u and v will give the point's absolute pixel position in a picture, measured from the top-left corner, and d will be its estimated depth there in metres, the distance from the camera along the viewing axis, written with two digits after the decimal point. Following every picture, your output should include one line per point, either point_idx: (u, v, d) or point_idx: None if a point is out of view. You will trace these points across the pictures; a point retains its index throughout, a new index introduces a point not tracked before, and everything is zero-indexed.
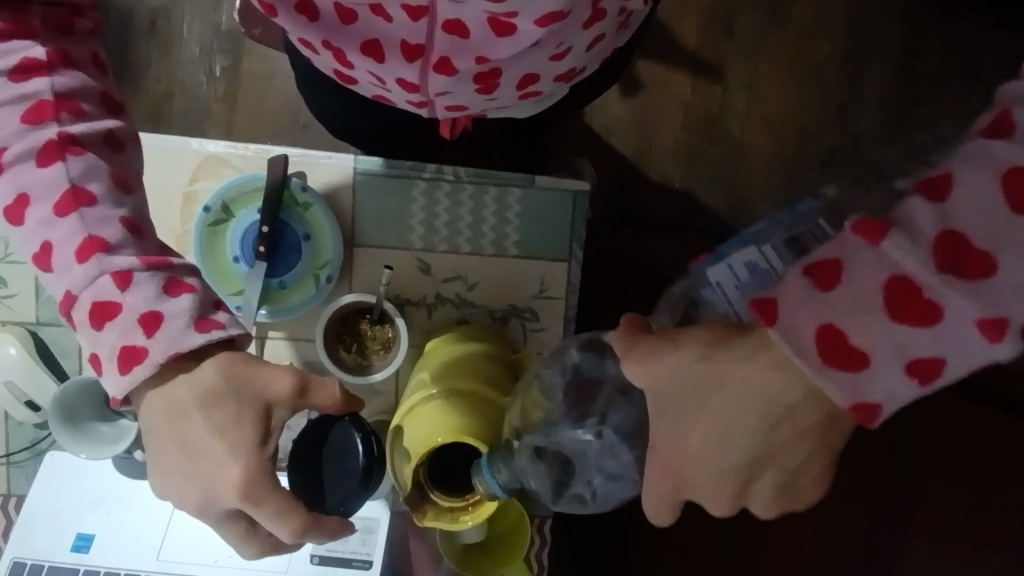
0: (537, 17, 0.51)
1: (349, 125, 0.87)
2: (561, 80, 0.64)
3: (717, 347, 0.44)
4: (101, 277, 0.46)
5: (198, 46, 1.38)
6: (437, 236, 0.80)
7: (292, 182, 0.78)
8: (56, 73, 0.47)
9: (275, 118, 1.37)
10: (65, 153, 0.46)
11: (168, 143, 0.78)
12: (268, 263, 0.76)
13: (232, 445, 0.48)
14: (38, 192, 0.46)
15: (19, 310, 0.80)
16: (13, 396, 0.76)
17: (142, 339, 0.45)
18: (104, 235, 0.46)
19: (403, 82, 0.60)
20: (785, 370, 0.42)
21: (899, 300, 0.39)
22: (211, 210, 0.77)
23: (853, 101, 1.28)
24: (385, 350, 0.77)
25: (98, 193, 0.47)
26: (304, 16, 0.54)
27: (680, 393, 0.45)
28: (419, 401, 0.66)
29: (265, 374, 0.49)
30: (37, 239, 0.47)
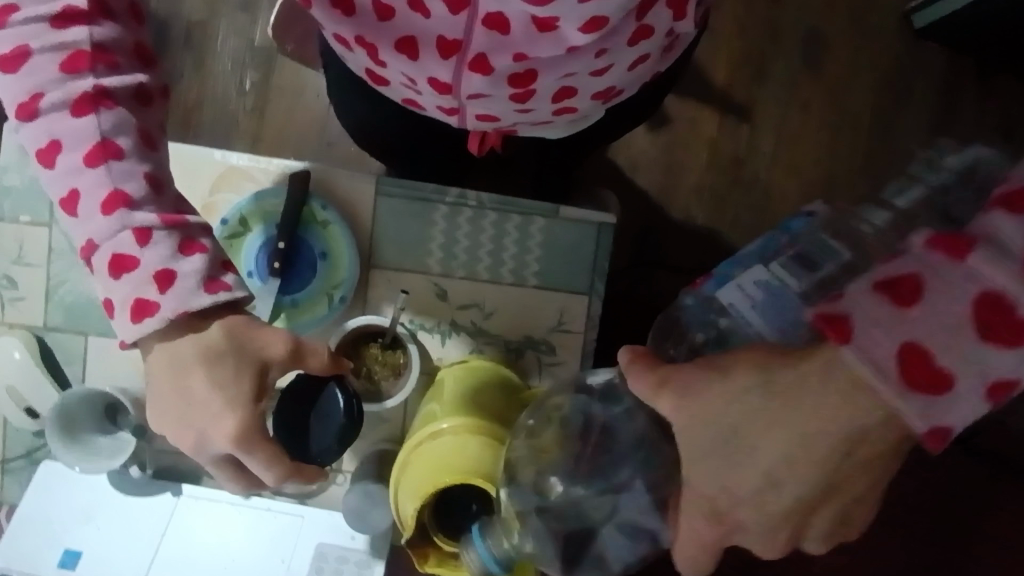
0: (580, 25, 0.50)
1: (377, 134, 0.85)
2: (598, 99, 0.63)
3: (774, 367, 0.40)
4: (122, 232, 0.46)
5: (231, 61, 1.39)
6: (456, 261, 0.78)
7: (313, 200, 0.76)
8: (94, 24, 0.45)
9: (302, 136, 1.38)
10: (97, 106, 0.45)
11: (191, 151, 0.77)
12: (282, 279, 0.75)
13: (228, 400, 0.48)
14: (69, 140, 0.46)
15: (27, 314, 0.78)
16: (13, 402, 0.75)
17: (154, 295, 0.46)
18: (128, 190, 0.46)
19: (435, 82, 0.57)
20: (855, 400, 0.38)
21: (910, 369, 0.36)
22: (228, 223, 0.75)
23: (887, 150, 1.25)
24: (394, 377, 0.74)
25: (126, 147, 0.47)
26: (339, 11, 0.53)
27: (718, 434, 0.41)
28: (427, 437, 0.63)
29: (265, 337, 0.50)
30: (62, 186, 0.46)
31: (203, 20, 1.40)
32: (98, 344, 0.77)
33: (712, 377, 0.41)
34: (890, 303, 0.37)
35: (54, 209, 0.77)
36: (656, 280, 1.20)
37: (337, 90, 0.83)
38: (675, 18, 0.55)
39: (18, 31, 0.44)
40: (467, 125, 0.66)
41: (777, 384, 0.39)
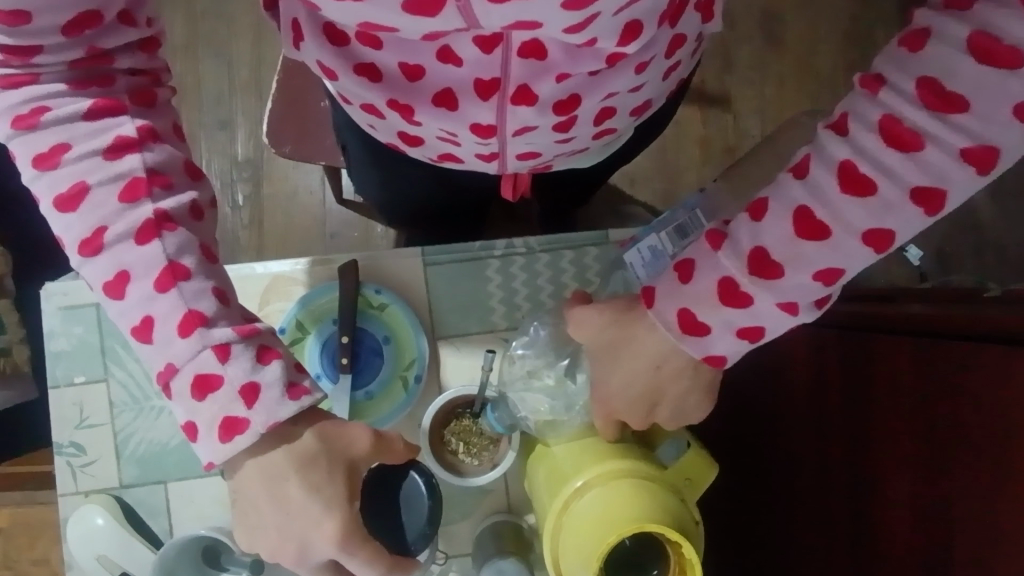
0: (617, 35, 0.49)
1: (405, 202, 0.86)
2: (636, 114, 0.63)
3: (626, 310, 0.55)
4: (203, 352, 0.44)
5: (218, 180, 1.40)
6: (519, 312, 0.76)
7: (366, 287, 0.75)
8: (146, 149, 0.46)
9: (305, 235, 1.39)
10: (161, 230, 0.45)
11: (235, 271, 0.75)
12: (352, 374, 0.73)
13: (327, 501, 0.47)
14: (138, 269, 0.45)
15: (101, 475, 0.74)
16: (105, 568, 0.71)
17: (242, 410, 0.44)
18: (202, 309, 0.45)
19: (478, 127, 0.57)
20: (655, 332, 0.53)
21: (803, 224, 0.47)
22: (287, 331, 0.73)
23: None
24: (494, 446, 0.72)
25: (193, 267, 0.46)
26: (368, 79, 0.55)
27: (602, 349, 0.56)
28: (569, 498, 0.58)
29: (349, 433, 0.49)
30: (135, 315, 0.45)
31: None
32: (179, 489, 0.74)
33: (598, 311, 0.56)
34: (793, 175, 0.48)
35: (106, 363, 0.75)
36: None
37: (363, 171, 0.82)
38: (702, 20, 0.57)
39: (73, 169, 0.45)
40: (508, 169, 0.65)
41: (625, 316, 0.55)
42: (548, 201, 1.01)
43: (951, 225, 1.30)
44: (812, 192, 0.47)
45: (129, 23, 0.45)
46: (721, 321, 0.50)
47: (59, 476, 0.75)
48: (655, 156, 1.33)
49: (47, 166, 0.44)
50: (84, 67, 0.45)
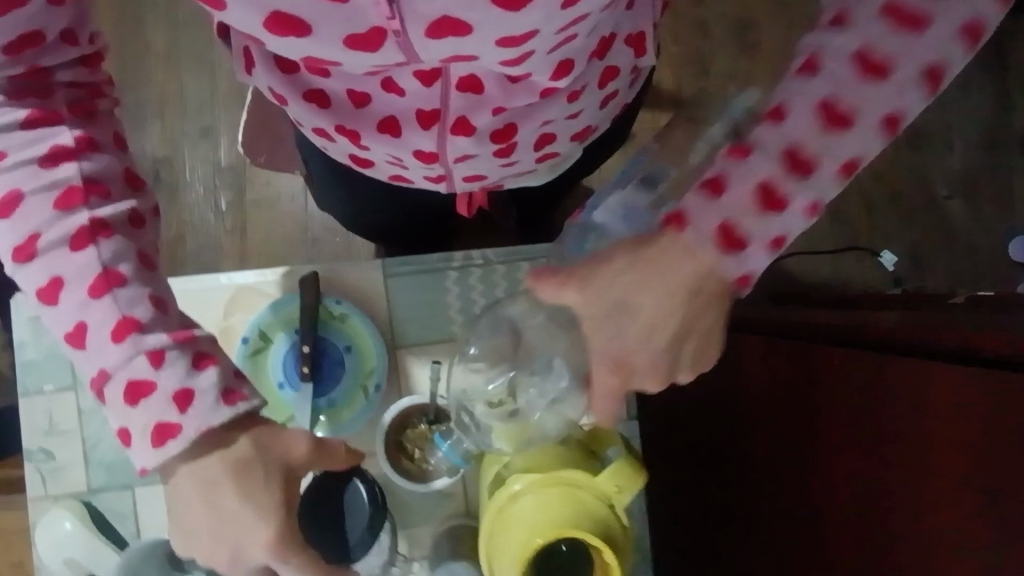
0: (550, 70, 0.51)
1: (370, 216, 0.88)
2: (577, 139, 0.66)
3: (644, 241, 0.43)
4: (136, 357, 0.45)
5: (202, 186, 1.42)
6: (476, 322, 0.78)
7: (327, 298, 0.78)
8: (83, 158, 0.48)
9: (287, 240, 1.41)
10: (96, 237, 0.46)
11: (199, 283, 0.78)
12: (314, 382, 0.75)
13: (260, 508, 0.47)
14: (71, 276, 0.46)
15: (71, 481, 0.77)
16: (73, 571, 0.73)
17: (175, 416, 0.45)
18: (136, 314, 0.46)
19: (421, 153, 0.60)
20: (694, 255, 0.42)
21: (792, 163, 0.41)
22: (250, 340, 0.76)
23: None
24: None
25: (128, 272, 0.47)
26: (316, 105, 0.57)
27: (610, 295, 0.44)
28: (506, 501, 0.61)
29: (286, 440, 0.49)
30: (69, 320, 0.46)
31: (166, 156, 1.43)
32: (147, 494, 0.76)
33: (604, 258, 0.44)
34: (773, 123, 0.41)
35: (75, 372, 0.77)
36: None
37: (328, 191, 0.85)
38: (635, 55, 0.59)
39: (8, 178, 0.46)
40: (456, 190, 0.68)
41: (645, 254, 0.42)
42: (518, 209, 1.03)
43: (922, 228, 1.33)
44: (792, 131, 0.41)
45: (71, 43, 0.47)
46: (761, 230, 0.42)
47: (29, 481, 0.77)
48: (631, 162, 1.36)
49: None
50: (24, 81, 0.46)
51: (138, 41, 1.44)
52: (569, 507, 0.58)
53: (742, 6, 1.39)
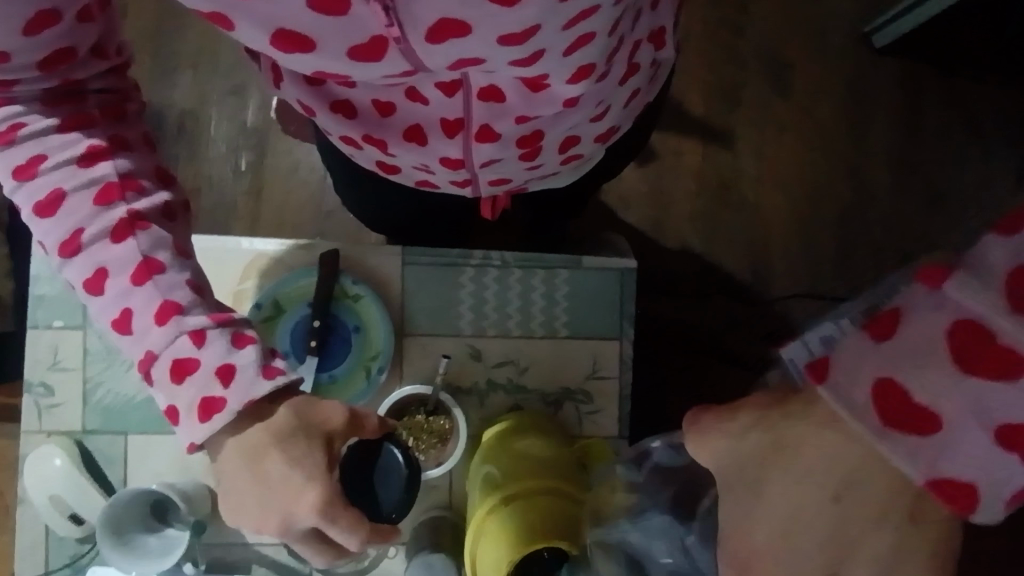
0: (570, 76, 0.51)
1: (384, 212, 0.88)
2: (601, 139, 0.67)
3: (773, 407, 0.41)
4: (179, 338, 0.46)
5: (225, 145, 1.43)
6: (486, 321, 0.80)
7: (344, 277, 0.78)
8: (117, 157, 0.47)
9: (300, 210, 1.42)
10: (134, 230, 0.46)
11: (219, 244, 0.79)
12: (319, 356, 0.76)
13: (306, 474, 0.48)
14: (115, 266, 0.46)
15: (65, 420, 0.77)
16: (56, 509, 0.74)
17: (219, 391, 0.46)
18: (177, 298, 0.47)
19: (447, 160, 0.62)
20: (839, 430, 0.38)
21: (892, 408, 0.37)
22: (262, 307, 0.76)
23: (863, 157, 1.40)
24: (441, 445, 0.74)
25: (166, 261, 0.47)
26: (342, 115, 0.60)
27: (744, 460, 0.41)
28: (497, 507, 0.62)
29: (324, 412, 0.51)
30: (115, 310, 0.47)
31: (192, 110, 1.44)
32: (139, 442, 0.77)
33: (728, 411, 0.43)
34: (871, 338, 0.38)
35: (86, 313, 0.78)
36: (657, 309, 1.31)
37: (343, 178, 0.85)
38: (654, 50, 0.60)
39: (50, 178, 0.45)
40: (482, 193, 0.70)
41: (773, 416, 0.41)
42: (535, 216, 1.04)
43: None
44: (886, 362, 0.37)
45: (100, 57, 0.47)
46: (971, 397, 0.35)
47: (25, 414, 0.78)
48: (652, 182, 1.37)
49: (25, 177, 0.45)
50: (60, 92, 0.46)
51: None
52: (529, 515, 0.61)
53: (781, 45, 1.41)
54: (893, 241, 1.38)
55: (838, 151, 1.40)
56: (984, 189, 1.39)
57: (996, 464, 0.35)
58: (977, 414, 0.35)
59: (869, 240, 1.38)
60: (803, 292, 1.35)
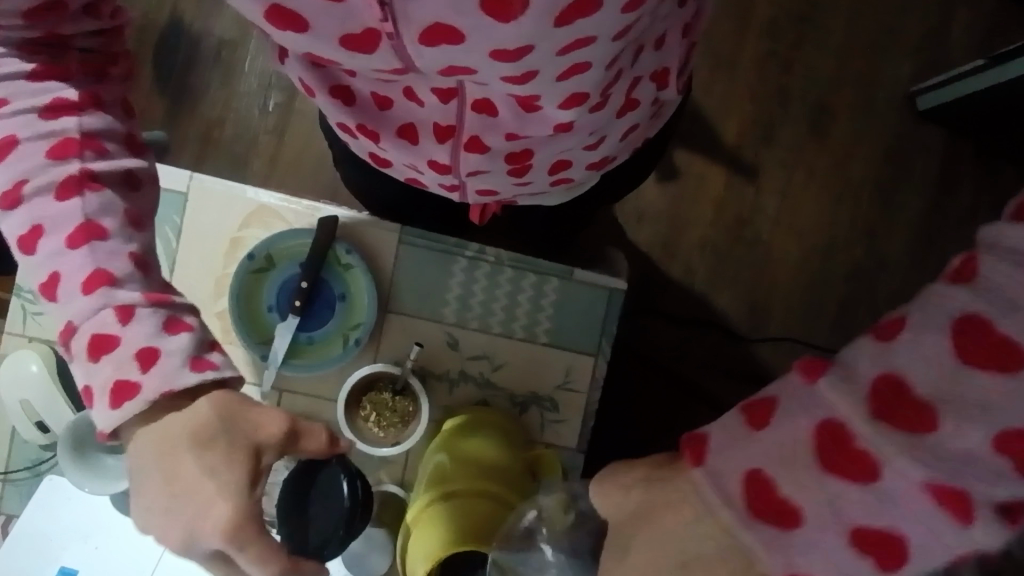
0: (560, 101, 0.56)
1: (376, 192, 0.93)
2: (593, 167, 0.78)
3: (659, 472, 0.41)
4: (103, 312, 0.47)
5: (257, 81, 1.48)
6: (469, 313, 0.81)
7: (339, 245, 0.79)
8: (84, 114, 0.50)
9: (318, 160, 1.45)
10: (82, 189, 0.48)
11: (226, 187, 0.80)
12: (302, 317, 0.78)
13: (221, 484, 0.47)
14: (52, 225, 0.48)
15: (47, 326, 0.79)
16: (26, 414, 0.78)
17: (135, 374, 0.46)
18: (109, 269, 0.48)
19: (436, 163, 0.71)
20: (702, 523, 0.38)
21: (759, 499, 0.36)
22: (255, 259, 0.78)
23: (886, 220, 1.38)
24: (402, 426, 0.75)
25: (109, 228, 0.49)
26: (341, 100, 0.66)
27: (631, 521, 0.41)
28: (436, 498, 0.65)
29: (256, 417, 0.49)
30: (46, 270, 0.48)
31: (234, 41, 1.49)
32: None
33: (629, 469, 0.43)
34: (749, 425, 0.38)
35: None
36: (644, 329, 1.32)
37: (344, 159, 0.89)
38: (657, 89, 0.67)
39: (9, 124, 0.48)
40: (471, 200, 0.81)
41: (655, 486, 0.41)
42: (540, 221, 1.04)
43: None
44: (756, 453, 0.37)
45: (93, 15, 0.49)
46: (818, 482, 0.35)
47: (10, 313, 0.79)
48: (669, 202, 1.37)
49: None
50: (38, 41, 0.49)
51: None
52: (460, 514, 0.63)
53: (825, 90, 1.40)
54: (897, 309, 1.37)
55: (861, 207, 1.38)
56: None
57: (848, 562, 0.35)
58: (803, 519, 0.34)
59: (873, 300, 1.37)
60: (793, 338, 1.34)
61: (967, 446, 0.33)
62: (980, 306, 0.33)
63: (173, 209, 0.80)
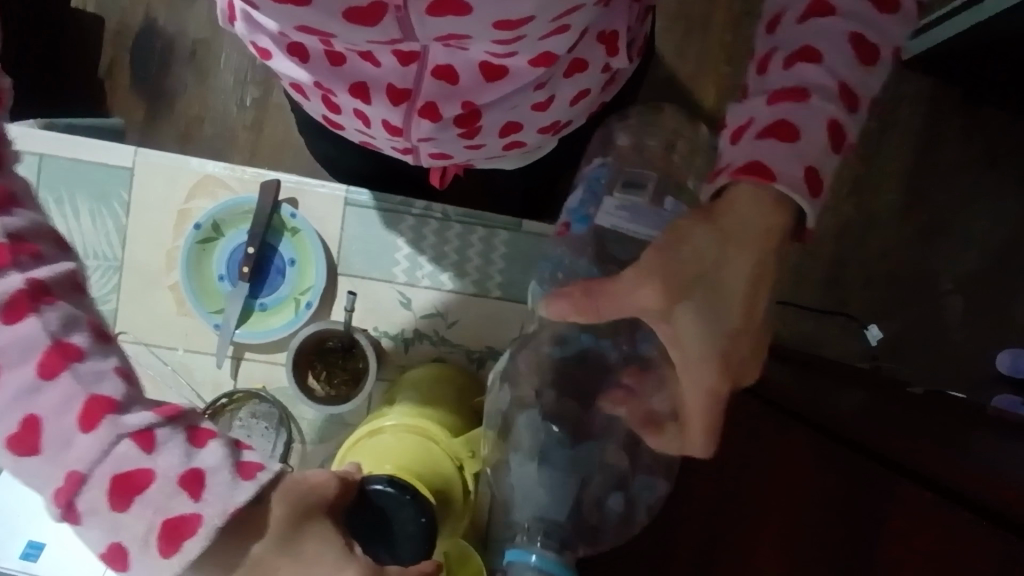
0: (526, 60, 0.62)
1: (346, 169, 0.95)
2: (544, 131, 0.77)
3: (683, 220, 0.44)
4: (119, 445, 0.37)
5: (233, 77, 1.44)
6: (420, 271, 0.80)
7: (282, 208, 0.79)
8: (5, 214, 0.37)
9: (298, 150, 1.44)
10: (37, 304, 0.36)
11: (172, 159, 0.80)
12: (251, 284, 0.79)
13: (335, 562, 0.40)
14: (11, 354, 0.36)
15: None
16: None
17: (188, 505, 0.37)
18: (104, 392, 0.37)
19: (389, 124, 0.70)
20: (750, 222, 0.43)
21: (812, 183, 0.42)
22: (201, 228, 0.78)
23: (871, 179, 1.41)
24: (351, 384, 0.78)
25: (82, 344, 0.37)
26: (297, 57, 0.64)
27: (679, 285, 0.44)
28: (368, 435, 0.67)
29: (314, 481, 0.42)
30: (12, 419, 0.36)
31: (206, 39, 1.44)
32: None
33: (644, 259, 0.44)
34: (775, 139, 0.42)
35: None
36: None
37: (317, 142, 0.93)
38: (608, 55, 0.69)
39: None
40: (423, 163, 0.79)
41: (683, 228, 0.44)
42: (513, 191, 1.05)
43: (916, 317, 1.41)
44: (782, 161, 0.42)
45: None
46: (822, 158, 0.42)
47: None
48: None
49: None
50: None
51: None
52: (407, 454, 0.63)
53: None
54: (885, 265, 1.42)
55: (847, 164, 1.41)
56: (995, 221, 1.40)
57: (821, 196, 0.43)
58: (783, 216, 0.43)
59: (863, 257, 1.42)
60: (790, 303, 1.40)
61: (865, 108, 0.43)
62: (857, 26, 0.41)
63: (120, 184, 0.80)
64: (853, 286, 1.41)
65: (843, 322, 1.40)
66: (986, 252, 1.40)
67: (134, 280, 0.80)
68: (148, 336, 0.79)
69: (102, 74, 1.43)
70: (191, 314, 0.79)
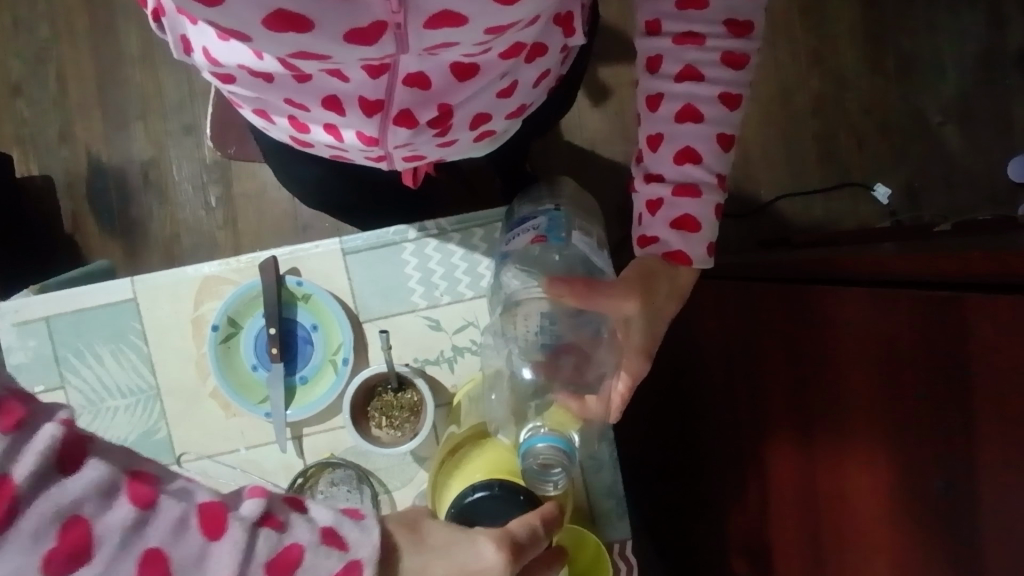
0: (501, 51, 0.64)
1: (325, 190, 0.97)
2: (513, 116, 0.78)
3: (639, 258, 0.59)
4: (254, 535, 0.36)
5: (191, 184, 1.44)
6: (437, 290, 0.80)
7: (288, 281, 0.80)
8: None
9: (277, 227, 1.44)
10: (85, 450, 0.34)
11: (168, 277, 0.80)
12: (284, 362, 0.80)
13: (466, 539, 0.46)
14: (93, 502, 0.33)
15: None
16: None
17: (344, 560, 0.38)
18: (207, 498, 0.37)
19: (364, 135, 0.71)
20: (678, 262, 0.59)
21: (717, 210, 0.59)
22: (220, 328, 0.79)
23: (827, 46, 1.40)
24: (415, 417, 0.80)
25: (156, 471, 0.36)
26: (263, 80, 0.65)
27: (643, 290, 0.58)
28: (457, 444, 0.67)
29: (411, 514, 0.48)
30: (129, 567, 0.33)
31: (153, 158, 1.43)
32: None
33: (610, 283, 0.59)
34: (678, 189, 0.58)
35: (61, 370, 0.80)
36: None
37: (287, 169, 0.93)
38: (564, 36, 0.70)
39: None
40: (397, 167, 0.81)
41: (631, 273, 0.59)
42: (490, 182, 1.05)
43: (919, 160, 1.40)
44: (689, 203, 0.58)
45: None
46: (712, 195, 0.58)
47: None
48: (614, 118, 1.32)
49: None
50: None
51: (108, 44, 1.42)
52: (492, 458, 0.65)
53: None
54: (871, 122, 1.40)
55: (798, 41, 1.40)
56: (958, 41, 1.39)
57: (713, 224, 0.59)
58: (703, 239, 0.59)
59: (847, 121, 1.40)
60: (792, 193, 1.39)
61: (732, 131, 0.58)
62: (723, 86, 0.56)
63: (130, 317, 0.80)
64: (848, 153, 1.40)
65: (852, 193, 1.40)
66: (960, 74, 1.39)
67: (176, 400, 0.80)
68: (209, 448, 0.80)
69: (70, 229, 1.43)
70: (238, 412, 0.79)
